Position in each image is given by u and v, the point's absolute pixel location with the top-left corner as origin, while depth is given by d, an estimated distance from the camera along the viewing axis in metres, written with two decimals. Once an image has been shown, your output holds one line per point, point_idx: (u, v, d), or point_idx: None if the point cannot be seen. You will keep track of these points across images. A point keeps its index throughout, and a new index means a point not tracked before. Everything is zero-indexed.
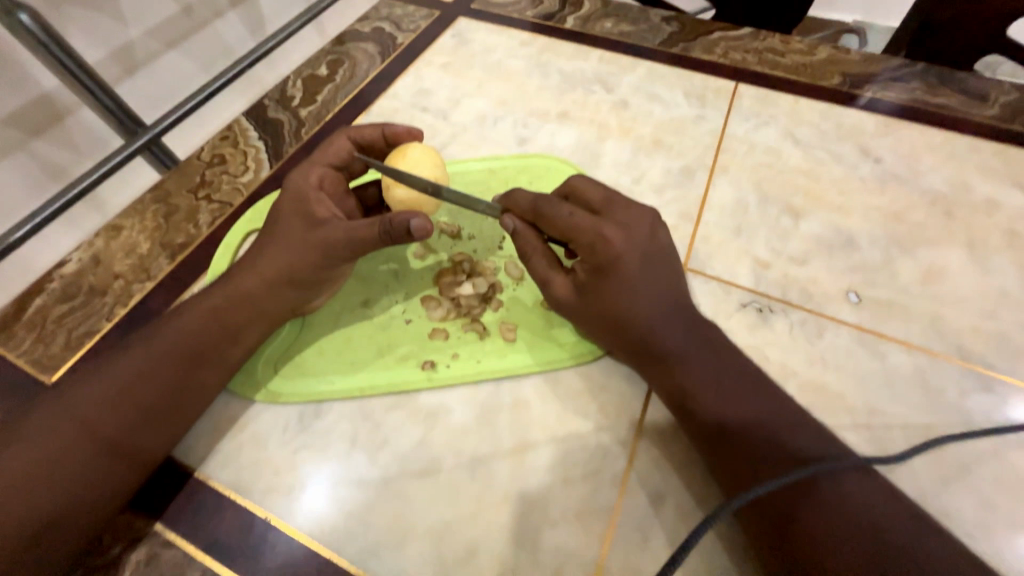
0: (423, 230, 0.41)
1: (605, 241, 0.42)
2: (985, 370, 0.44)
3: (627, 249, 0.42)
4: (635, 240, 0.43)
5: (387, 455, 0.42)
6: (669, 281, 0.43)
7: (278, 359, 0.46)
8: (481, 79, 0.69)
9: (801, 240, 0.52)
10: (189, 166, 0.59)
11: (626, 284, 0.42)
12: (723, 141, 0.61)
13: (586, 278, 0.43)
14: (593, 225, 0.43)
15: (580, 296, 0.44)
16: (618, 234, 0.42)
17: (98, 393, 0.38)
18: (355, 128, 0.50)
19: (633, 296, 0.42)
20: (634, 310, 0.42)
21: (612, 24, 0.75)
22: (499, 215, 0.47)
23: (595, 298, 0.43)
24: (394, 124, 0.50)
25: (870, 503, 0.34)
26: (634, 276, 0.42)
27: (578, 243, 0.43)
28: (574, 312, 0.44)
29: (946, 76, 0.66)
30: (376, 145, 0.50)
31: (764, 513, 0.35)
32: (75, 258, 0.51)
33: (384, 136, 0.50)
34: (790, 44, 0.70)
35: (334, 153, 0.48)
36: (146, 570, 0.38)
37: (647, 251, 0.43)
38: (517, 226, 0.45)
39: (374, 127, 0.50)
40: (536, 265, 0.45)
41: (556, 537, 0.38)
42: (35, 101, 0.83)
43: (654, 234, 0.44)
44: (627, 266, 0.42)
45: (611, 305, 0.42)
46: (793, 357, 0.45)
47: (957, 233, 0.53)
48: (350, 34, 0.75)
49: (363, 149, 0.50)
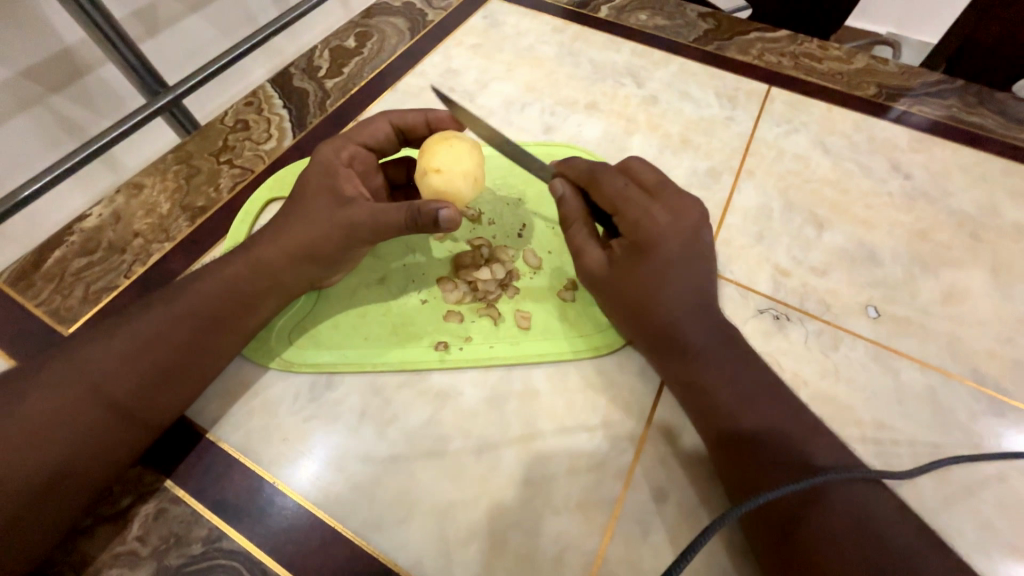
0: (451, 221, 0.41)
1: (650, 219, 0.43)
2: (999, 395, 0.44)
3: (669, 232, 0.42)
4: (679, 226, 0.43)
5: (396, 431, 0.42)
6: (705, 272, 0.43)
7: (293, 329, 0.46)
8: (510, 63, 0.68)
9: (823, 251, 0.52)
10: (212, 130, 0.59)
11: (663, 266, 0.42)
12: (751, 144, 0.60)
13: (622, 255, 0.43)
14: (643, 202, 0.43)
15: (612, 270, 0.44)
16: (664, 216, 0.43)
17: (119, 347, 0.38)
18: (398, 113, 0.49)
19: (665, 280, 0.42)
20: (666, 292, 0.42)
21: (646, 17, 0.73)
22: (549, 178, 0.47)
23: (627, 275, 0.43)
24: (438, 111, 0.50)
25: (877, 516, 0.34)
26: (671, 259, 0.42)
27: (623, 216, 0.44)
28: (603, 285, 0.44)
29: (985, 95, 0.64)
30: (416, 130, 0.50)
31: (770, 518, 0.35)
32: (95, 213, 0.52)
33: (427, 123, 0.49)
34: (827, 50, 0.69)
35: (370, 132, 0.48)
36: (154, 524, 0.38)
37: (689, 239, 0.43)
38: (565, 191, 0.46)
39: (418, 113, 0.49)
40: (574, 233, 0.46)
41: (558, 525, 0.39)
42: (57, 55, 0.83)
43: (700, 225, 0.44)
44: (666, 248, 0.42)
45: (641, 286, 0.42)
46: (806, 367, 0.45)
47: (983, 256, 0.52)
48: (380, 7, 0.74)
49: (403, 133, 0.50)
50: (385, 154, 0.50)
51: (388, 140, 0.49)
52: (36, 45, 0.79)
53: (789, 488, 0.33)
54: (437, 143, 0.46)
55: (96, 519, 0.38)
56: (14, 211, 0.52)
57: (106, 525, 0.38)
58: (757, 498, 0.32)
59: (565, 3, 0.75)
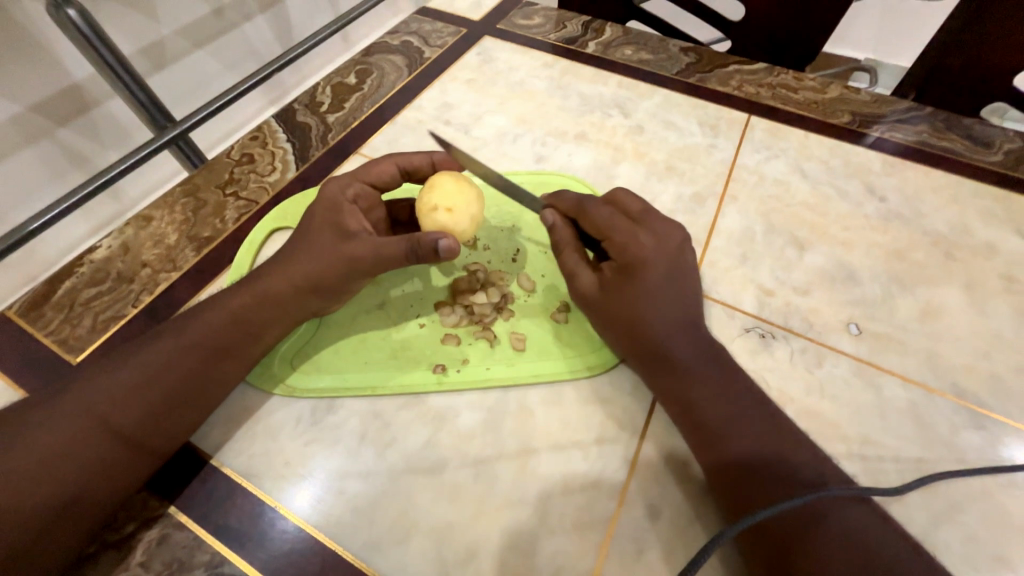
0: (450, 251, 0.43)
1: (638, 243, 0.45)
2: (979, 408, 0.46)
3: (656, 254, 0.45)
4: (665, 250, 0.46)
5: (395, 453, 0.43)
6: (690, 291, 0.46)
7: (295, 355, 0.47)
8: (503, 97, 0.72)
9: (804, 271, 0.54)
10: (218, 164, 0.62)
11: (651, 286, 0.44)
12: (733, 171, 0.63)
13: (613, 277, 0.45)
14: (630, 228, 0.46)
15: (603, 292, 0.45)
16: (650, 240, 0.45)
17: (130, 376, 0.40)
18: (403, 155, 0.52)
19: (656, 299, 0.44)
20: (657, 311, 0.44)
21: (631, 51, 0.78)
22: (540, 209, 0.51)
23: (618, 295, 0.45)
24: (443, 153, 0.53)
25: (868, 538, 0.35)
26: (659, 279, 0.44)
27: (612, 241, 0.46)
28: (595, 305, 0.46)
29: (953, 122, 0.68)
30: (422, 170, 0.53)
31: (766, 539, 0.36)
32: (105, 245, 0.53)
33: (432, 164, 0.53)
34: (802, 81, 0.73)
35: (377, 172, 0.51)
36: (157, 550, 0.39)
37: (674, 261, 0.46)
38: (555, 221, 0.49)
39: (423, 155, 0.52)
40: (566, 258, 0.48)
41: (553, 543, 0.39)
42: (67, 91, 0.87)
43: (682, 249, 0.47)
44: (655, 269, 0.45)
45: (633, 305, 0.44)
46: (792, 384, 0.47)
47: (956, 274, 0.54)
48: (379, 46, 0.78)
49: (408, 174, 0.52)
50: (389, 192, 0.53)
51: (392, 180, 0.52)
52: (47, 82, 0.84)
53: (781, 506, 0.34)
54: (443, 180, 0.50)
55: (100, 545, 0.39)
56: (22, 242, 0.54)
57: (109, 553, 0.38)
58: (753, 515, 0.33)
59: (555, 40, 0.80)
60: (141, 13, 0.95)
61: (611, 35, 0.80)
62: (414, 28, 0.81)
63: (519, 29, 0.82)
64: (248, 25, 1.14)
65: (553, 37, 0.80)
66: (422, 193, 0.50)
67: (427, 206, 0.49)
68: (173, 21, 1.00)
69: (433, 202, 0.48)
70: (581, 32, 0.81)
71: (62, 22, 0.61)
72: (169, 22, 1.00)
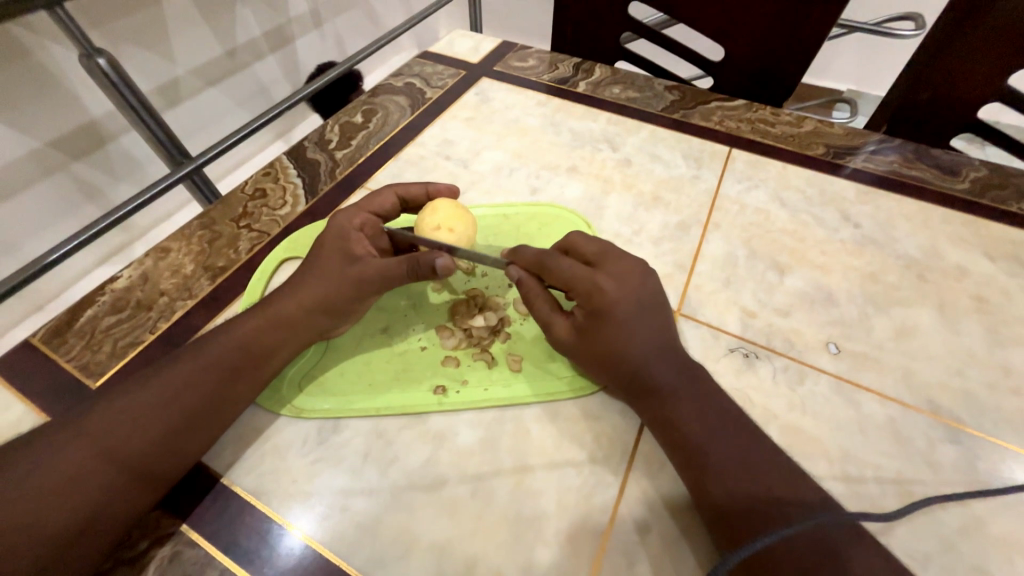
0: (446, 269, 0.47)
1: (599, 290, 0.48)
2: (955, 423, 0.48)
3: (619, 298, 0.47)
4: (628, 290, 0.48)
5: (397, 471, 0.45)
6: (658, 324, 0.48)
7: (303, 378, 0.50)
8: (500, 133, 0.77)
9: (785, 293, 0.57)
10: (233, 199, 0.66)
11: (619, 329, 0.47)
12: (716, 200, 0.67)
13: (585, 321, 0.48)
14: (590, 276, 0.48)
15: (578, 335, 0.48)
16: (610, 284, 0.48)
17: (149, 397, 0.42)
18: (402, 185, 0.56)
19: (627, 338, 0.47)
20: (629, 350, 0.46)
21: (619, 90, 0.83)
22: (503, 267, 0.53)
23: (590, 339, 0.47)
24: (437, 183, 0.58)
25: (853, 562, 0.37)
26: (626, 321, 0.47)
27: (576, 290, 0.49)
28: (574, 351, 0.49)
29: (922, 152, 0.72)
30: (419, 199, 0.57)
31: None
32: (126, 275, 0.57)
33: (427, 193, 0.57)
34: (779, 116, 0.78)
35: (380, 204, 0.55)
36: (169, 567, 0.41)
37: (639, 298, 0.48)
38: (521, 276, 0.51)
39: (419, 185, 0.57)
40: (539, 309, 0.50)
41: (549, 557, 0.41)
42: (82, 127, 0.99)
43: (643, 284, 0.49)
44: (621, 311, 0.47)
45: (607, 347, 0.47)
46: (775, 401, 0.49)
47: (929, 295, 0.58)
48: (384, 87, 0.84)
49: (406, 202, 0.57)
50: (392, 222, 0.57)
51: (394, 209, 0.56)
52: (65, 120, 0.96)
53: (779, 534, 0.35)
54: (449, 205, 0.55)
55: (115, 562, 0.40)
56: (39, 275, 0.56)
57: (123, 569, 0.40)
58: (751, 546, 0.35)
59: (548, 80, 0.86)
60: (160, 55, 1.05)
61: (600, 75, 0.86)
62: (416, 71, 0.87)
63: (514, 70, 0.88)
64: (258, 64, 1.27)
65: (546, 78, 0.86)
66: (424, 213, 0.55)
67: (432, 226, 0.53)
68: (188, 61, 1.10)
69: (438, 222, 0.53)
70: (572, 73, 0.87)
71: (92, 69, 0.67)
72: (183, 62, 1.09)
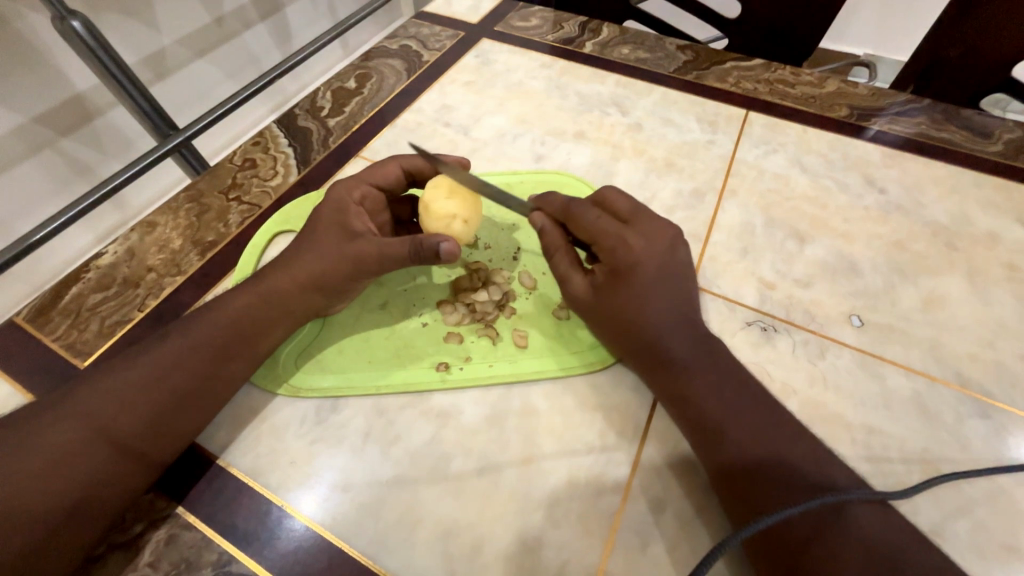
0: (451, 254, 0.45)
1: (626, 246, 0.45)
2: (984, 398, 0.46)
3: (645, 257, 0.45)
4: (654, 250, 0.45)
5: (399, 451, 0.43)
6: (681, 291, 0.45)
7: (299, 356, 0.48)
8: (502, 98, 0.72)
9: (806, 263, 0.54)
10: (221, 169, 0.62)
11: (641, 289, 0.44)
12: (732, 166, 0.63)
13: (603, 280, 0.46)
14: (618, 232, 0.46)
15: (596, 295, 0.46)
16: (638, 242, 0.45)
17: (138, 377, 0.40)
18: (407, 157, 0.52)
19: (648, 300, 0.44)
20: (649, 313, 0.44)
21: (629, 50, 0.78)
22: (528, 213, 0.49)
23: (609, 299, 0.45)
24: (443, 155, 0.54)
25: (874, 535, 0.35)
26: (649, 282, 0.44)
27: (601, 245, 0.46)
28: (589, 310, 0.46)
29: (952, 113, 0.68)
30: (425, 173, 0.53)
31: (777, 554, 0.35)
32: (111, 251, 0.54)
33: (434, 167, 0.53)
34: (800, 76, 0.73)
35: (383, 175, 0.51)
36: (165, 551, 0.39)
37: (665, 261, 0.45)
38: (545, 225, 0.48)
39: (426, 158, 0.53)
40: (558, 262, 0.48)
41: (558, 539, 0.39)
42: (67, 101, 0.90)
43: (673, 250, 0.46)
44: (644, 271, 0.44)
45: (624, 310, 0.44)
46: (795, 376, 0.47)
47: (958, 263, 0.54)
48: (377, 50, 0.79)
49: (412, 176, 0.53)
50: (395, 194, 0.53)
51: (398, 182, 0.52)
52: (48, 93, 0.86)
53: (790, 511, 0.34)
54: (463, 188, 0.50)
55: (108, 547, 0.39)
56: (24, 253, 0.53)
57: (117, 553, 0.39)
58: (756, 523, 0.33)
59: (552, 40, 0.81)
60: (143, 22, 0.99)
61: (608, 35, 0.81)
62: (412, 33, 0.82)
63: (516, 30, 0.82)
64: (249, 32, 1.21)
65: (551, 37, 0.81)
66: (430, 192, 0.50)
67: (444, 214, 0.49)
68: (174, 30, 1.05)
69: (452, 210, 0.49)
70: (578, 33, 0.81)
71: (66, 32, 0.61)
72: (168, 29, 1.03)
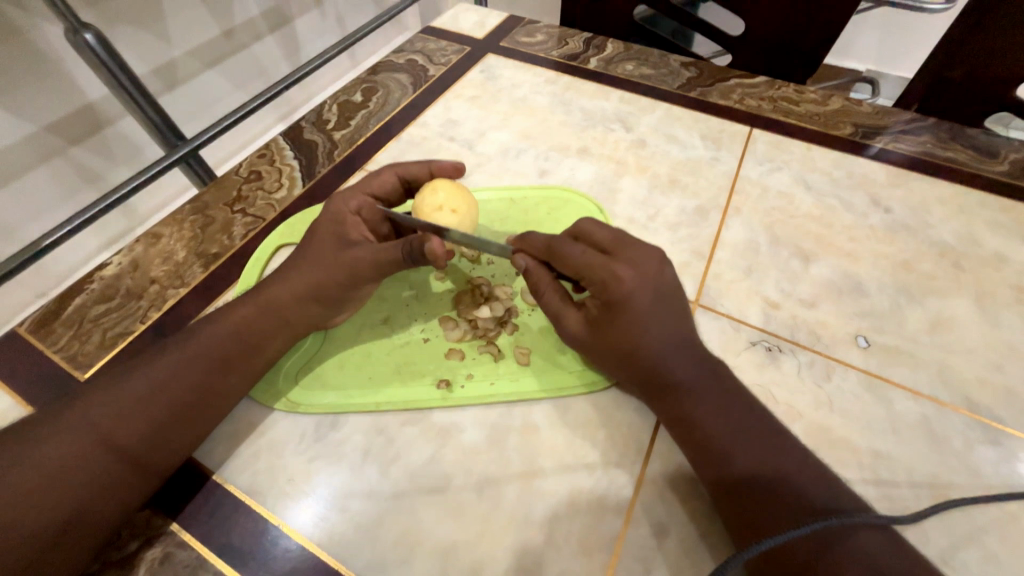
0: (436, 253, 0.43)
1: (616, 280, 0.43)
2: (992, 422, 0.45)
3: (636, 288, 0.43)
4: (646, 279, 0.44)
5: (399, 470, 0.43)
6: (676, 317, 0.45)
7: (300, 372, 0.48)
8: (506, 113, 0.73)
9: (810, 283, 0.54)
10: (227, 181, 0.63)
11: (636, 321, 0.43)
12: (736, 183, 0.63)
13: (598, 313, 0.45)
14: (605, 265, 0.44)
15: (592, 331, 0.45)
16: (629, 274, 0.43)
17: (134, 391, 0.40)
18: (402, 165, 0.53)
19: (643, 332, 0.43)
20: (646, 344, 0.43)
21: (633, 67, 0.79)
22: (510, 255, 0.49)
23: (606, 333, 0.44)
24: (439, 161, 0.54)
25: (884, 561, 0.34)
26: (643, 315, 0.43)
27: (590, 280, 0.45)
28: (586, 344, 0.46)
29: (957, 132, 0.68)
30: (422, 180, 0.54)
31: None
32: (115, 262, 0.54)
33: (431, 173, 0.54)
34: (803, 94, 0.73)
35: (379, 183, 0.52)
36: (160, 570, 0.39)
37: (658, 288, 0.44)
38: (528, 265, 0.47)
39: (421, 164, 0.53)
40: (549, 300, 0.47)
41: (559, 564, 0.39)
42: (78, 110, 0.91)
43: (662, 272, 0.45)
44: (638, 303, 0.43)
45: (624, 339, 0.43)
46: (800, 398, 0.46)
47: (967, 285, 0.54)
48: (384, 64, 0.80)
49: (410, 184, 0.54)
50: (394, 204, 0.54)
51: (395, 190, 0.53)
52: (60, 103, 0.87)
53: (793, 534, 0.33)
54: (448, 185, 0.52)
55: (103, 564, 0.38)
56: (29, 263, 0.53)
57: (113, 570, 0.38)
58: (759, 545, 0.32)
59: (557, 56, 0.81)
60: (155, 36, 1.00)
61: (612, 51, 0.81)
62: (419, 47, 0.83)
63: (522, 46, 0.83)
64: (258, 44, 1.23)
65: (555, 54, 0.82)
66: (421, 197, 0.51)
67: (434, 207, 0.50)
68: (185, 42, 1.06)
69: (439, 203, 0.50)
70: (583, 49, 0.82)
71: (78, 44, 0.61)
72: (179, 42, 1.05)
